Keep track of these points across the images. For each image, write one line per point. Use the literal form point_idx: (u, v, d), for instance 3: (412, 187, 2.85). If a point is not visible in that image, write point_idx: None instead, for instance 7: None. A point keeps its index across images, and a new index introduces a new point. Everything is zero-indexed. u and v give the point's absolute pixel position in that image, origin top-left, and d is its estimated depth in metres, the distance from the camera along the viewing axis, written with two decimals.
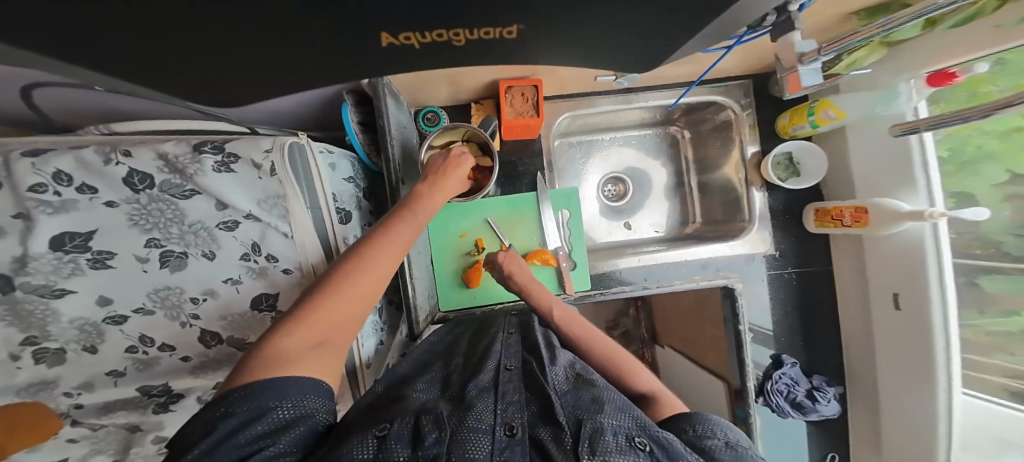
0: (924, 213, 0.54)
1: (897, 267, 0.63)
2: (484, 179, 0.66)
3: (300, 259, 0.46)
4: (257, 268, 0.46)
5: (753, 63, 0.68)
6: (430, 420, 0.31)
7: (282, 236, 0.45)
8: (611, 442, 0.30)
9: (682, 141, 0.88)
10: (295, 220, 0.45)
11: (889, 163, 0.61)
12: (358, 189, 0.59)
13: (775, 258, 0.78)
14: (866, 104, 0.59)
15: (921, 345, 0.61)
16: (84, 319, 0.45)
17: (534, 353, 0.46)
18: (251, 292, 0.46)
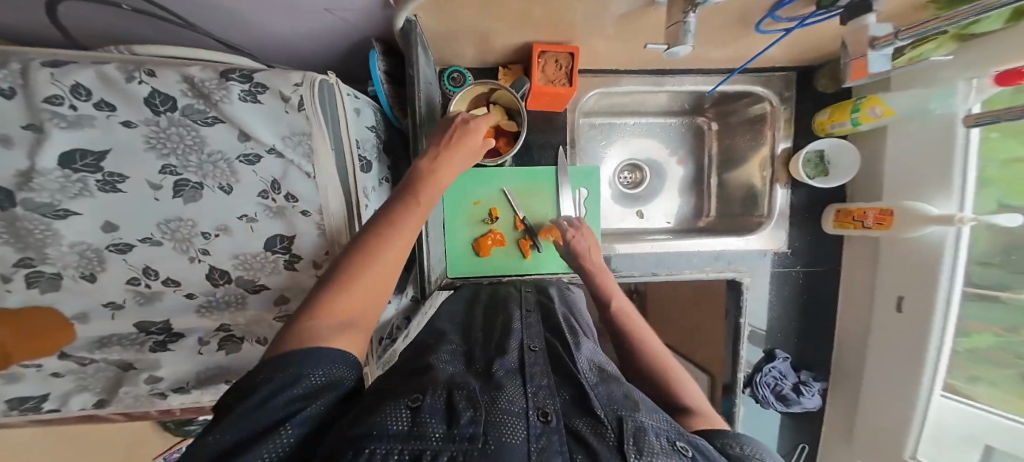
0: (953, 217, 0.54)
1: (906, 270, 0.63)
2: (506, 144, 0.64)
3: (322, 202, 0.45)
4: (274, 207, 0.43)
5: (805, 54, 0.66)
6: (463, 395, 0.26)
7: (305, 177, 0.43)
8: (655, 442, 0.24)
9: (708, 133, 0.90)
10: (320, 162, 0.43)
11: (925, 165, 0.60)
12: (380, 140, 0.59)
13: (785, 255, 0.80)
14: (919, 101, 0.57)
15: (916, 347, 0.62)
16: (84, 245, 0.38)
17: (558, 336, 0.45)
18: (268, 232, 0.44)
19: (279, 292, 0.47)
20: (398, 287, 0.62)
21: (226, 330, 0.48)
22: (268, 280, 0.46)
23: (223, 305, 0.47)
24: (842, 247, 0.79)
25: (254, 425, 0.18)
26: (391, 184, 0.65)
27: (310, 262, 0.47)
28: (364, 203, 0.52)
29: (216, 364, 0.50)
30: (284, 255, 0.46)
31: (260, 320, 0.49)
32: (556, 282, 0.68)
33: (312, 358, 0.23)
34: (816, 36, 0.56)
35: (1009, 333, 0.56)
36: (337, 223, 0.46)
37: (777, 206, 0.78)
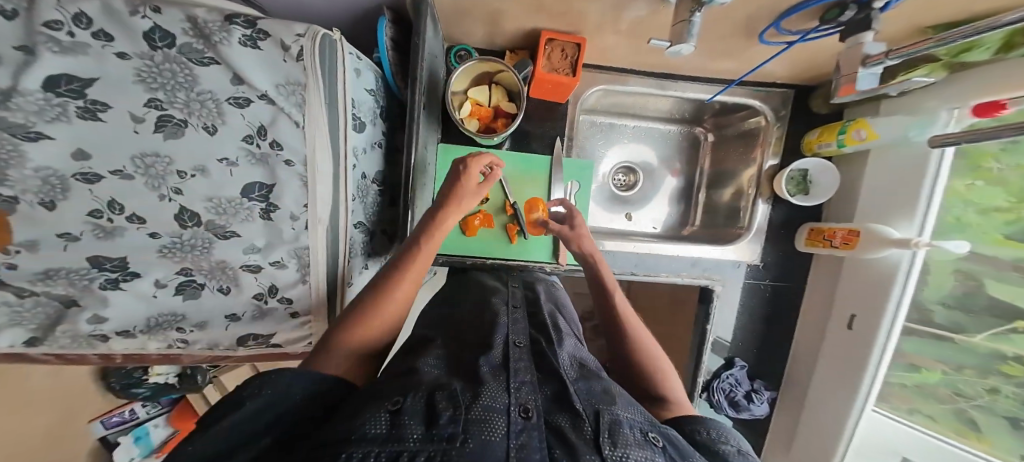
0: (911, 241, 0.58)
1: (861, 290, 0.68)
2: (502, 125, 0.62)
3: (308, 153, 0.42)
4: (258, 154, 0.40)
5: (802, 72, 0.70)
6: (445, 396, 0.25)
7: (293, 126, 0.41)
8: (629, 434, 0.26)
9: (704, 144, 0.92)
10: (311, 115, 0.42)
11: (895, 193, 0.64)
12: (379, 105, 0.57)
13: (756, 268, 0.84)
14: (901, 128, 0.60)
15: (858, 360, 0.67)
16: (51, 171, 0.32)
17: (542, 334, 0.46)
18: (246, 179, 0.40)
19: (248, 242, 0.42)
20: (376, 254, 0.62)
21: (189, 275, 0.42)
22: (239, 227, 0.41)
23: (190, 249, 0.40)
24: (812, 265, 0.83)
25: (232, 434, 0.21)
26: (384, 152, 0.62)
27: (288, 215, 0.43)
28: (351, 168, 0.49)
29: (172, 311, 0.43)
30: (259, 205, 0.42)
31: (225, 265, 0.43)
32: (546, 279, 0.68)
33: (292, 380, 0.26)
34: (807, 55, 0.61)
35: (953, 371, 0.64)
36: (323, 179, 0.44)
37: (758, 220, 0.82)
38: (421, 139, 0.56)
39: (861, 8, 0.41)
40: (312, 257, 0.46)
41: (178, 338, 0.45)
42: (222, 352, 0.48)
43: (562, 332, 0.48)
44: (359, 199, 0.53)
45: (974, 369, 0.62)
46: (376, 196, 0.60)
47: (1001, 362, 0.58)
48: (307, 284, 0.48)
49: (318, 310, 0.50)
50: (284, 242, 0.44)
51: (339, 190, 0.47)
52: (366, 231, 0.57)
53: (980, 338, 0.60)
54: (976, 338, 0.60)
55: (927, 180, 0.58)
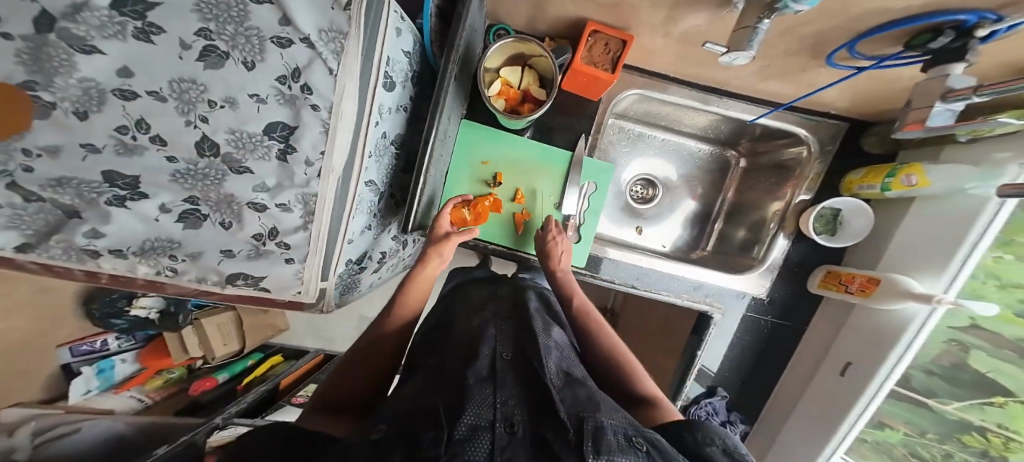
0: (933, 297, 0.55)
1: (865, 341, 0.66)
2: (529, 108, 0.59)
3: (337, 105, 0.37)
4: (288, 97, 0.35)
5: (863, 104, 0.66)
6: (422, 420, 0.28)
7: (327, 72, 0.35)
8: (612, 441, 0.29)
9: (734, 169, 0.89)
10: (347, 62, 0.35)
11: (930, 243, 0.61)
12: (411, 68, 0.54)
13: (761, 302, 0.82)
14: (958, 179, 0.57)
15: (842, 407, 0.66)
16: (93, 84, 0.28)
17: (527, 334, 0.48)
18: (269, 117, 0.35)
19: (260, 181, 0.39)
20: (384, 220, 0.62)
21: (194, 204, 0.39)
22: (252, 164, 0.37)
23: (199, 178, 0.37)
24: (818, 306, 0.80)
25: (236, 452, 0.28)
26: (407, 116, 0.58)
27: (304, 159, 0.39)
28: (372, 124, 0.45)
29: (165, 237, 0.41)
30: (277, 146, 0.37)
31: (232, 199, 0.40)
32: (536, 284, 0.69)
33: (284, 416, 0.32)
34: (876, 85, 0.57)
35: (915, 434, 0.70)
36: (345, 130, 0.39)
37: (775, 254, 0.79)
38: (446, 106, 0.53)
39: (959, 36, 0.38)
40: (319, 206, 0.43)
41: (168, 266, 0.44)
42: (208, 287, 0.48)
43: (549, 335, 0.50)
44: (375, 158, 0.50)
45: (935, 434, 0.68)
46: (392, 158, 0.57)
47: (962, 432, 0.65)
48: (308, 232, 0.45)
49: (314, 262, 0.48)
50: (292, 184, 0.40)
51: (357, 144, 0.43)
52: (376, 191, 0.55)
53: (954, 406, 0.65)
54: (949, 406, 0.65)
55: (970, 237, 0.54)
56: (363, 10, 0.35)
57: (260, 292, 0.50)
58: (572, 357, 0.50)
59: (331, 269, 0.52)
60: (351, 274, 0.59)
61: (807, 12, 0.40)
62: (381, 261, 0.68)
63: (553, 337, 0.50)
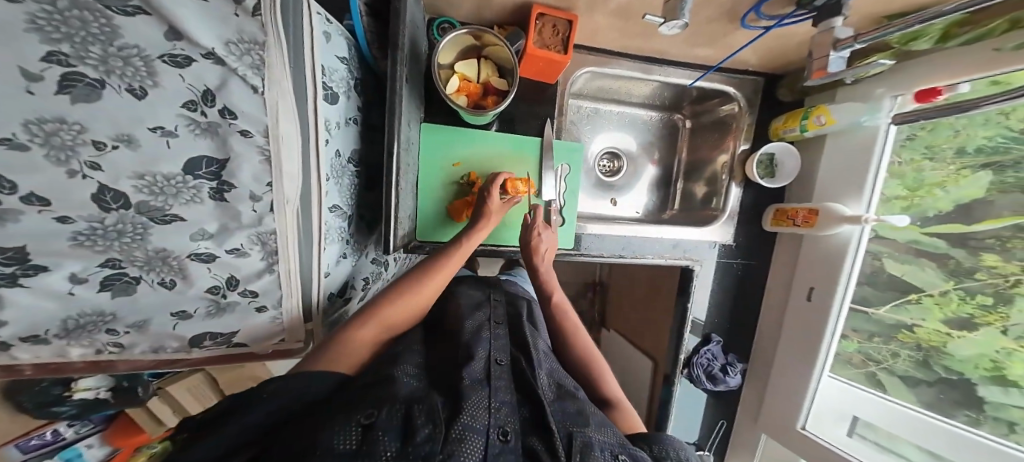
0: (861, 217, 0.66)
1: (819, 265, 0.74)
2: (492, 102, 0.55)
3: (273, 126, 0.31)
4: (205, 125, 0.28)
5: (774, 59, 0.73)
6: (422, 412, 0.34)
7: (248, 91, 0.28)
8: (599, 456, 0.38)
9: (681, 130, 0.95)
10: (270, 74, 0.29)
11: (848, 170, 0.70)
12: (354, 76, 0.45)
13: (729, 248, 0.88)
14: (855, 113, 0.67)
15: (815, 328, 0.75)
16: None
17: (521, 352, 0.53)
18: (187, 152, 0.28)
19: (197, 225, 0.32)
20: (359, 245, 0.57)
21: (117, 267, 0.31)
22: (182, 209, 0.30)
23: (113, 236, 0.28)
24: (776, 242, 0.87)
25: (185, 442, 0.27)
26: (362, 129, 0.49)
27: (247, 194, 0.33)
28: (322, 145, 0.38)
29: (95, 310, 0.33)
30: (209, 183, 0.31)
31: (167, 254, 0.33)
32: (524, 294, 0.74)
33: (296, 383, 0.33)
34: (780, 42, 0.63)
35: (866, 340, 0.74)
36: (290, 155, 0.33)
37: (732, 202, 0.85)
38: (403, 113, 0.46)
39: None
40: (280, 243, 0.37)
41: (110, 341, 0.37)
42: (170, 355, 0.41)
43: (539, 347, 0.56)
44: (334, 181, 0.43)
45: (880, 337, 0.73)
46: (354, 176, 0.49)
47: (899, 330, 0.70)
48: (276, 273, 0.39)
49: (290, 303, 0.43)
50: (241, 225, 0.34)
51: (309, 169, 0.37)
52: (343, 217, 0.48)
53: (883, 309, 0.71)
54: (882, 310, 0.72)
55: (874, 158, 0.66)
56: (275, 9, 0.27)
57: (233, 350, 0.44)
58: (553, 358, 0.57)
59: (315, 306, 0.47)
60: (337, 309, 0.54)
61: None
62: (365, 288, 0.63)
63: (539, 343, 0.57)
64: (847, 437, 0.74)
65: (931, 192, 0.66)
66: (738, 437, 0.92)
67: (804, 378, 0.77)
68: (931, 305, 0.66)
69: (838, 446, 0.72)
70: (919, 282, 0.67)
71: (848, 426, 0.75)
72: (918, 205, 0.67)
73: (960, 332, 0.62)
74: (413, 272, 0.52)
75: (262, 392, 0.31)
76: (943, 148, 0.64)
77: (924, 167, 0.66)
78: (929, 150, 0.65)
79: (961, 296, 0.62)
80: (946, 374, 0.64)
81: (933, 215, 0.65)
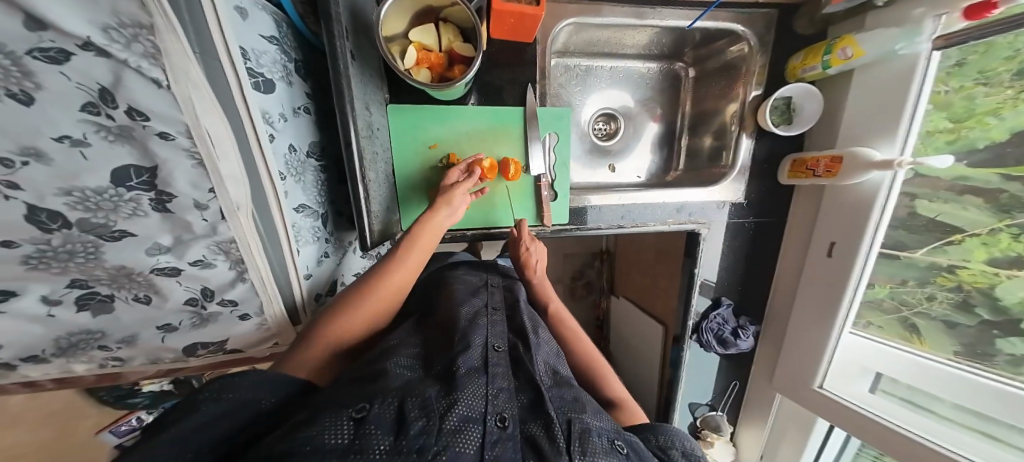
0: (894, 162, 0.57)
1: (841, 217, 0.67)
2: (459, 72, 0.50)
3: (195, 123, 0.28)
4: (116, 129, 0.25)
5: None
6: (415, 405, 0.32)
7: (151, 85, 0.24)
8: (597, 442, 0.35)
9: (685, 80, 0.86)
10: (172, 64, 0.25)
11: (882, 107, 0.61)
12: (292, 56, 0.40)
13: (741, 207, 0.80)
14: (888, 42, 0.57)
15: (838, 287, 0.69)
16: None
17: (520, 337, 0.52)
18: (109, 164, 0.25)
19: (149, 240, 0.31)
20: (341, 239, 0.55)
21: (86, 288, 0.31)
22: (131, 225, 0.29)
23: (65, 257, 0.28)
24: (793, 197, 0.79)
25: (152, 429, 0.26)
26: (316, 118, 0.46)
27: (191, 203, 0.31)
28: (265, 141, 0.35)
29: (82, 327, 0.34)
30: (146, 194, 0.29)
31: (130, 271, 0.32)
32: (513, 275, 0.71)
33: (250, 382, 0.32)
34: None
35: (898, 285, 0.68)
36: (226, 156, 0.31)
37: (743, 157, 0.76)
38: (356, 94, 0.42)
39: None
40: (244, 251, 0.36)
41: (108, 357, 0.38)
42: (170, 365, 0.43)
43: (539, 333, 0.55)
44: (292, 179, 0.41)
45: (915, 281, 0.66)
46: (317, 171, 0.47)
47: (937, 274, 0.64)
48: (249, 281, 0.39)
49: (272, 309, 0.43)
50: (196, 236, 0.33)
51: (255, 169, 0.35)
52: (314, 215, 0.47)
53: (920, 253, 0.64)
54: (918, 253, 0.65)
55: (914, 90, 0.56)
56: None
57: (231, 354, 0.46)
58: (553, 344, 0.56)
59: (301, 310, 0.46)
60: None
61: None
62: None
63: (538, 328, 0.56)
64: (871, 394, 0.72)
65: (983, 122, 0.56)
66: (754, 394, 0.93)
67: (824, 339, 0.73)
68: (976, 246, 0.58)
69: (854, 402, 0.70)
70: (961, 221, 0.60)
71: (871, 382, 0.72)
72: (965, 138, 0.57)
73: (1007, 270, 0.55)
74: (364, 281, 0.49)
75: (210, 393, 0.29)
76: (1001, 71, 0.53)
77: (976, 94, 0.56)
78: (984, 74, 0.55)
79: (1012, 235, 0.54)
80: (989, 316, 0.58)
81: (984, 147, 0.56)
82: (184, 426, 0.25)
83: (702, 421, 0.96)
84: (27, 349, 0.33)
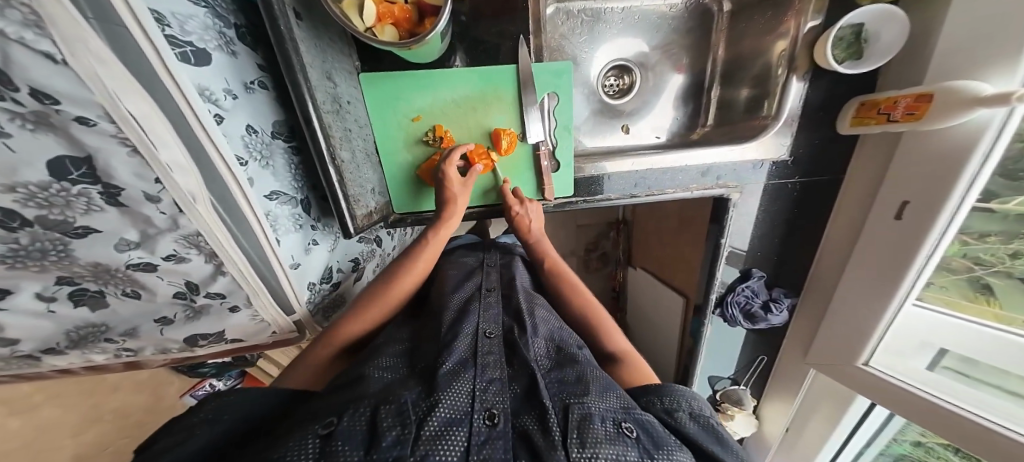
0: (1012, 94, 0.42)
1: (925, 170, 0.54)
2: (429, 24, 0.43)
3: (117, 104, 0.24)
4: (34, 116, 0.21)
5: None
6: (390, 413, 0.30)
7: (45, 61, 0.20)
8: (599, 430, 0.32)
9: (718, 16, 0.72)
10: (64, 34, 0.20)
11: (995, 21, 0.45)
12: (227, 20, 0.36)
13: (783, 166, 0.69)
14: None
15: (902, 258, 0.58)
16: None
17: (517, 319, 0.49)
18: (41, 156, 0.22)
19: (119, 237, 0.30)
20: (328, 224, 0.53)
21: (78, 285, 0.31)
22: (92, 222, 0.27)
23: (38, 256, 0.27)
24: (852, 153, 0.67)
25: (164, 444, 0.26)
26: (276, 94, 0.43)
27: (142, 195, 0.28)
28: (211, 123, 0.32)
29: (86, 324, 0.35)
30: (95, 187, 0.26)
31: (108, 267, 0.31)
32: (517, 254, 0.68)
33: (244, 398, 0.32)
34: None
35: (976, 241, 0.57)
36: (165, 143, 0.28)
37: (790, 105, 0.63)
38: (310, 62, 0.38)
39: None
40: (214, 243, 0.35)
41: (119, 348, 0.40)
42: (179, 353, 0.45)
43: (538, 311, 0.51)
44: (256, 163, 0.39)
45: (998, 236, 0.54)
46: (288, 153, 0.45)
47: None
48: (229, 275, 0.38)
49: (262, 301, 0.43)
50: (160, 230, 0.31)
51: (207, 156, 0.32)
52: (292, 202, 0.45)
53: (1012, 204, 0.51)
54: (1010, 205, 0.51)
55: None
56: None
57: (235, 342, 0.47)
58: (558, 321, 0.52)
59: (294, 300, 0.46)
60: (326, 296, 0.54)
61: None
62: (357, 267, 0.62)
63: (539, 306, 0.53)
64: (927, 371, 0.64)
65: None
66: (784, 367, 0.86)
67: (877, 316, 0.63)
68: None
69: (910, 382, 0.63)
70: None
71: (930, 358, 0.64)
72: None
73: None
74: (376, 284, 0.52)
75: (201, 410, 0.29)
76: None
77: None
78: None
79: None
80: None
81: None
82: (181, 451, 0.26)
83: (722, 394, 0.92)
84: (47, 341, 0.34)
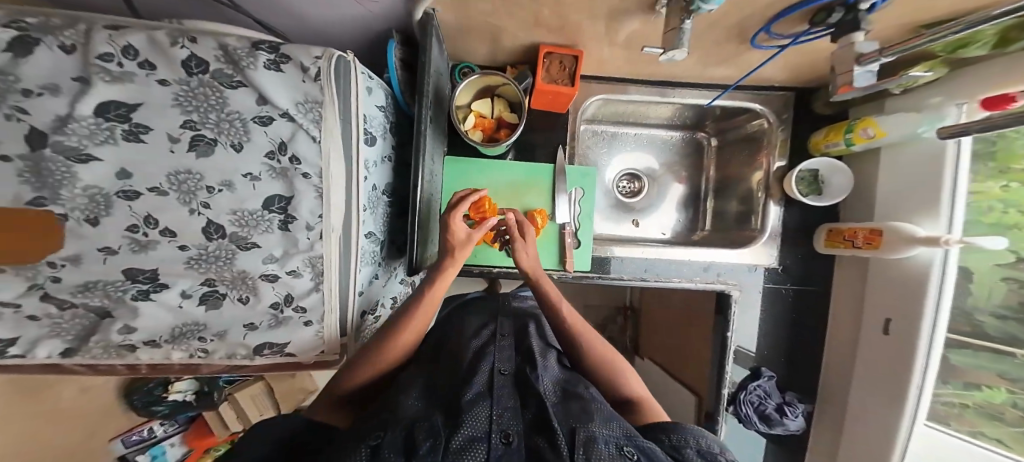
0: (939, 239, 0.53)
1: (896, 291, 0.62)
2: (505, 134, 0.61)
3: (325, 166, 0.39)
4: (279, 169, 0.38)
5: (801, 73, 0.69)
6: (424, 432, 0.33)
7: (309, 140, 0.38)
8: (604, 450, 0.34)
9: (708, 147, 0.94)
10: (325, 128, 0.38)
11: (914, 182, 0.60)
12: (388, 120, 0.53)
13: (775, 272, 0.79)
14: (907, 127, 0.58)
15: (897, 369, 0.61)
16: (98, 189, 0.33)
17: (527, 361, 0.53)
18: (263, 193, 0.38)
19: (268, 253, 0.40)
20: (388, 264, 0.62)
21: (211, 286, 0.41)
22: (259, 238, 0.39)
23: (211, 262, 0.39)
24: (834, 267, 0.78)
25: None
26: (394, 165, 0.58)
27: (304, 224, 0.40)
28: (362, 181, 0.45)
29: (193, 324, 0.42)
30: (279, 217, 0.39)
31: (245, 275, 0.41)
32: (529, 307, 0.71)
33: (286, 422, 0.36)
34: (805, 57, 0.61)
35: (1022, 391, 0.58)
36: (338, 191, 0.40)
37: (771, 222, 0.78)
38: (428, 148, 0.54)
39: (847, 8, 0.39)
40: (326, 267, 0.43)
41: (200, 347, 0.45)
42: (239, 360, 0.48)
43: (545, 357, 0.54)
44: (370, 210, 0.51)
45: None
46: (387, 206, 0.57)
47: None
48: (321, 292, 0.45)
49: (331, 319, 0.48)
50: (299, 250, 0.41)
51: (354, 203, 0.44)
52: (377, 242, 0.55)
53: None
54: None
55: (948, 167, 0.55)
56: (333, 77, 0.37)
57: (289, 357, 0.50)
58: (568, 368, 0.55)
59: (350, 324, 0.51)
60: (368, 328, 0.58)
61: (716, 8, 0.43)
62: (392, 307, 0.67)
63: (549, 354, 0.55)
64: None
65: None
66: None
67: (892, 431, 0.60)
68: None
69: None
70: None
71: None
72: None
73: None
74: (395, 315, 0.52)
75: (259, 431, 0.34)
76: None
77: None
78: None
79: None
80: None
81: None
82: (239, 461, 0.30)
83: None
84: (160, 330, 0.42)
